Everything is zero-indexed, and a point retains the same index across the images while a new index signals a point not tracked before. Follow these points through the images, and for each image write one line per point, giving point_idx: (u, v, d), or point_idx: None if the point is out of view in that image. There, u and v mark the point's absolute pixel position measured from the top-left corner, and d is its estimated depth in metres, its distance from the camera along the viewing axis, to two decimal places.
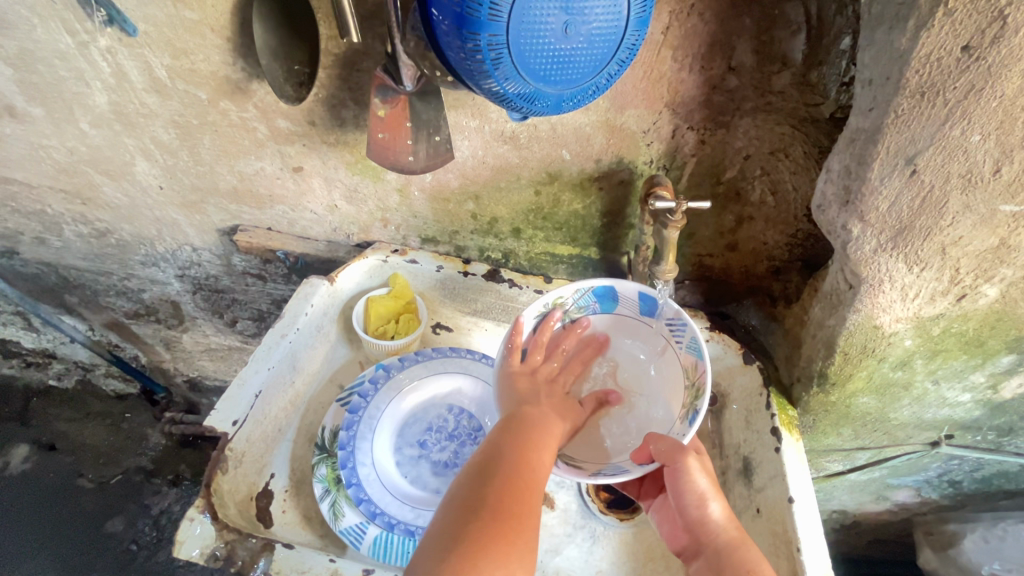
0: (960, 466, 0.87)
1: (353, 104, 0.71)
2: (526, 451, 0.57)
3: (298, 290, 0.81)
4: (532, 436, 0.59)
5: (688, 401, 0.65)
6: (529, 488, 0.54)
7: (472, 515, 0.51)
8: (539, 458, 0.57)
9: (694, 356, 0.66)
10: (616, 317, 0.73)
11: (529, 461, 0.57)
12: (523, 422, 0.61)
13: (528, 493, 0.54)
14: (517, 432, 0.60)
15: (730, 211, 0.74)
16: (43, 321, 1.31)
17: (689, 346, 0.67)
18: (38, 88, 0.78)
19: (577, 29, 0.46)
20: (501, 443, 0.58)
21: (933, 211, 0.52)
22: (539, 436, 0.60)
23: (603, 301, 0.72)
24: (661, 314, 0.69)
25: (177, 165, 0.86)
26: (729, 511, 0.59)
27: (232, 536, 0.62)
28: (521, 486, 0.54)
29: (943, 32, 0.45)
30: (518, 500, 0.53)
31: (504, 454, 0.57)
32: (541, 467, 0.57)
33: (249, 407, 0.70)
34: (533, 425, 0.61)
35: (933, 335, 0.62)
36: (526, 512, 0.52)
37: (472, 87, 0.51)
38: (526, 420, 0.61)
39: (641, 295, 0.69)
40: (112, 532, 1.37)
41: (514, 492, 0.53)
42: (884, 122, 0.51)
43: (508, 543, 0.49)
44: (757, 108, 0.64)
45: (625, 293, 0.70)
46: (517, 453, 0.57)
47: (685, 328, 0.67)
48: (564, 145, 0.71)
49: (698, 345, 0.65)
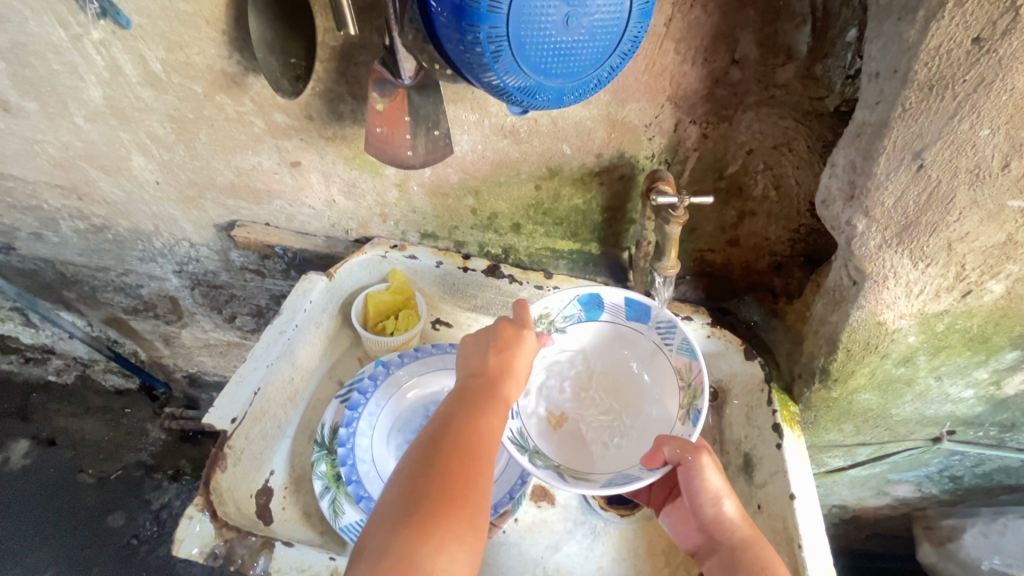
0: (961, 461, 0.87)
1: (351, 98, 0.70)
2: (479, 416, 0.55)
3: (296, 286, 0.79)
4: (489, 399, 0.57)
5: (684, 402, 0.66)
6: (481, 453, 0.52)
7: (421, 488, 0.49)
8: (495, 422, 0.55)
9: (687, 357, 0.67)
10: (604, 327, 0.73)
11: (481, 427, 0.54)
12: (477, 386, 0.58)
13: (481, 459, 0.52)
14: (471, 398, 0.57)
15: (732, 207, 0.73)
16: (41, 318, 1.30)
17: (681, 347, 0.68)
18: (32, 82, 0.77)
19: (579, 21, 0.46)
20: (453, 410, 0.56)
21: (939, 206, 0.51)
22: (493, 398, 0.58)
23: (587, 308, 0.72)
24: (651, 318, 0.70)
25: (174, 160, 0.85)
26: (743, 510, 0.60)
27: (232, 534, 0.61)
28: (472, 451, 0.52)
29: (954, 23, 0.44)
30: (470, 467, 0.51)
31: (456, 422, 0.54)
32: (493, 429, 0.55)
33: (247, 403, 0.68)
34: (492, 387, 0.59)
35: (937, 331, 0.62)
36: (478, 477, 0.51)
37: (471, 80, 0.50)
38: (484, 382, 0.59)
39: (628, 300, 0.70)
40: (113, 526, 1.37)
41: (466, 457, 0.51)
42: (891, 116, 0.50)
43: (461, 510, 0.48)
44: (760, 102, 0.63)
45: (611, 300, 0.71)
46: (470, 418, 0.55)
47: (675, 330, 0.68)
48: (565, 139, 0.70)
49: (691, 345, 0.66)
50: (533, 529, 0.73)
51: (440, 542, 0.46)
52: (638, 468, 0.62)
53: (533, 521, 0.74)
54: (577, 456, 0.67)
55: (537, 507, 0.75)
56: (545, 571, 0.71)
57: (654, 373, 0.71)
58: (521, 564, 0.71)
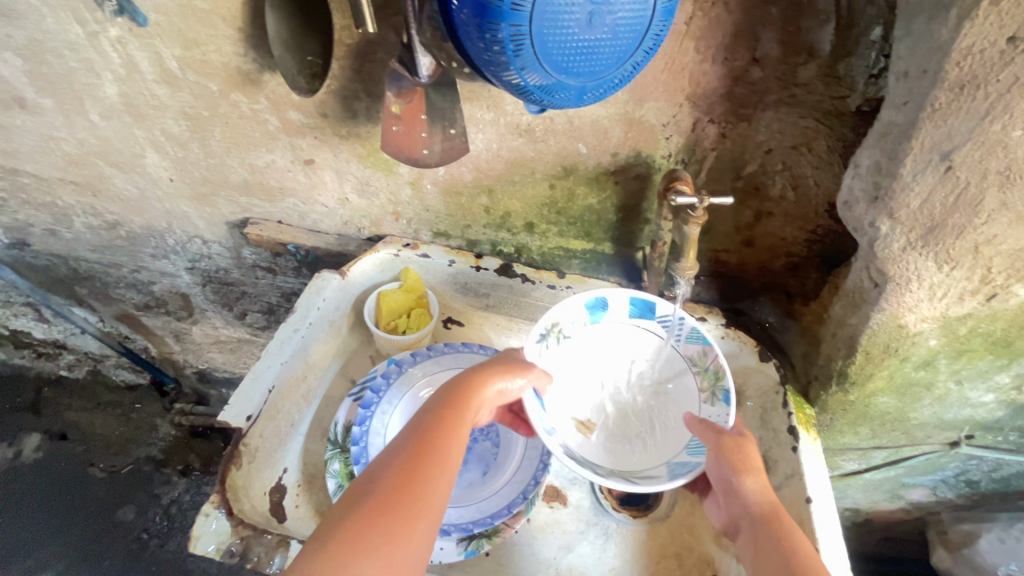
0: (978, 466, 0.86)
1: (366, 96, 0.70)
2: (440, 422, 0.54)
3: (309, 285, 0.80)
4: (455, 400, 0.56)
5: (705, 386, 0.67)
6: (430, 455, 0.52)
7: (364, 489, 0.50)
8: (455, 425, 0.54)
9: (699, 344, 0.68)
10: (607, 330, 0.72)
11: (425, 440, 0.53)
12: (448, 387, 0.58)
13: (429, 461, 0.51)
14: (427, 412, 0.56)
15: (749, 207, 0.72)
16: (54, 313, 1.31)
17: (691, 336, 0.69)
18: (48, 79, 0.77)
19: (602, 19, 0.45)
20: (405, 427, 0.55)
21: (967, 208, 0.51)
22: (460, 398, 0.56)
23: (593, 313, 0.71)
24: (655, 314, 0.70)
25: (188, 157, 0.86)
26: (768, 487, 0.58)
27: (248, 532, 0.61)
28: (421, 453, 0.52)
29: (987, 23, 0.43)
30: (413, 468, 0.51)
31: (416, 426, 0.55)
32: (438, 443, 0.53)
33: (262, 401, 0.69)
34: (462, 388, 0.57)
35: (959, 335, 0.61)
36: (421, 479, 0.50)
37: (492, 79, 0.50)
38: (456, 384, 0.58)
39: (633, 299, 0.70)
40: (123, 521, 1.39)
41: (399, 472, 0.50)
42: (920, 116, 0.49)
43: (394, 510, 0.48)
44: (780, 101, 0.62)
45: (617, 301, 0.70)
46: (429, 420, 0.55)
47: (682, 322, 0.69)
48: (581, 137, 0.70)
49: (701, 332, 0.68)
50: (546, 529, 0.73)
51: (348, 555, 0.45)
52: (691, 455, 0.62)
53: (545, 521, 0.74)
54: (619, 460, 0.65)
55: (550, 507, 0.75)
56: (558, 572, 0.70)
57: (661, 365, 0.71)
58: (534, 564, 0.71)
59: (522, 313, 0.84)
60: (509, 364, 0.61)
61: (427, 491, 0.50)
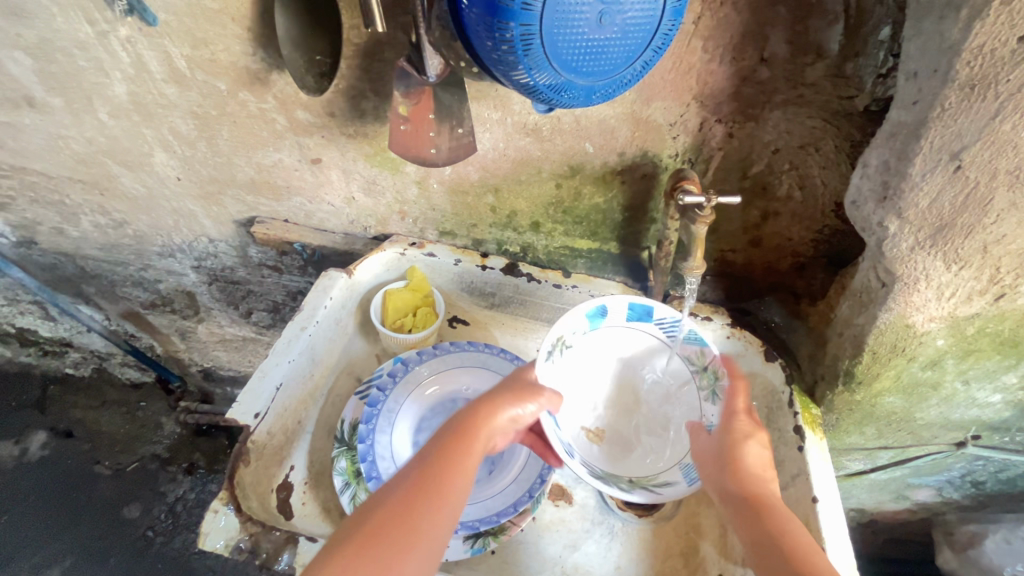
0: (985, 466, 0.86)
1: (374, 95, 0.70)
2: (449, 451, 0.54)
3: (316, 283, 0.79)
4: (464, 429, 0.56)
5: (705, 385, 0.68)
6: (434, 483, 0.51)
7: (366, 511, 0.50)
8: (462, 454, 0.54)
9: (697, 344, 0.68)
10: (607, 336, 0.72)
11: (433, 469, 0.52)
12: (462, 416, 0.58)
13: (433, 489, 0.51)
14: (438, 439, 0.56)
15: (755, 206, 0.72)
16: (61, 311, 1.31)
17: (688, 336, 0.69)
18: (58, 78, 0.77)
19: (612, 19, 0.45)
20: (416, 453, 0.55)
21: (977, 208, 0.51)
22: (470, 427, 0.56)
23: (594, 321, 0.70)
24: (652, 318, 0.70)
25: (195, 156, 0.86)
26: (753, 473, 0.58)
27: (256, 528, 0.61)
28: (424, 480, 0.52)
29: (999, 22, 0.43)
30: (416, 493, 0.51)
31: (424, 452, 0.55)
32: (446, 473, 0.52)
33: (270, 399, 0.69)
34: (474, 415, 0.57)
35: (967, 335, 0.61)
36: (422, 507, 0.50)
37: (501, 79, 0.50)
38: (468, 411, 0.58)
39: (633, 305, 0.70)
40: (129, 518, 1.39)
41: (404, 498, 0.50)
42: (929, 116, 0.49)
43: (392, 536, 0.48)
44: (788, 101, 0.63)
45: (617, 308, 0.70)
46: (437, 446, 0.55)
47: (678, 323, 0.69)
48: (588, 137, 0.70)
49: (698, 333, 0.68)
50: (551, 528, 0.74)
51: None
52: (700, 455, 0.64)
53: (550, 520, 0.74)
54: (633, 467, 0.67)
55: (555, 506, 0.75)
56: (564, 570, 0.71)
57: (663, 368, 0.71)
58: (540, 563, 0.71)
59: (529, 313, 0.85)
60: (524, 393, 0.61)
61: (429, 523, 0.49)
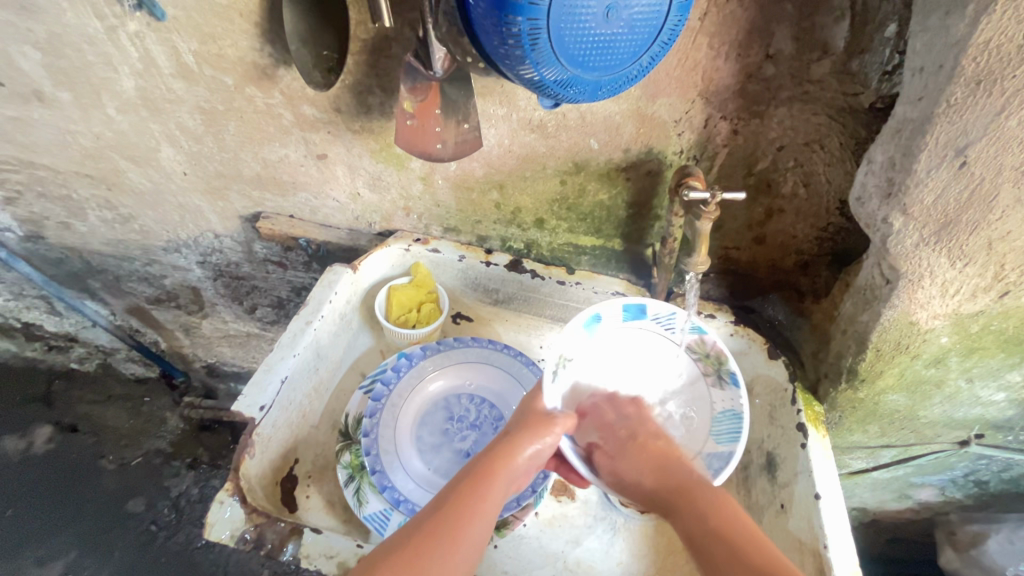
0: (988, 466, 0.86)
1: (380, 91, 0.71)
2: (473, 491, 0.56)
3: (321, 278, 0.80)
4: (485, 470, 0.58)
5: (710, 370, 0.70)
6: (453, 523, 0.53)
7: (388, 549, 0.52)
8: (481, 495, 0.56)
9: (695, 334, 0.71)
10: (608, 340, 0.72)
11: (456, 510, 0.54)
12: (487, 456, 0.60)
13: (450, 529, 0.53)
14: (462, 478, 0.58)
15: (760, 204, 0.72)
16: (67, 306, 1.32)
17: (685, 328, 0.71)
18: (67, 73, 0.78)
19: (619, 14, 0.45)
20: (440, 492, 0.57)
21: (981, 204, 0.51)
22: (492, 469, 0.58)
23: (593, 330, 0.71)
24: (647, 314, 0.71)
25: (202, 151, 0.86)
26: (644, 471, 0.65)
27: (262, 519, 0.61)
28: (446, 518, 0.53)
29: (1006, 18, 0.43)
30: (434, 533, 0.52)
31: (445, 493, 0.56)
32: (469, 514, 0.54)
33: (276, 393, 0.69)
34: (494, 456, 0.59)
35: (971, 332, 0.61)
36: (438, 545, 0.52)
37: (508, 74, 0.51)
38: (491, 452, 0.60)
39: (627, 307, 0.71)
40: (133, 512, 1.40)
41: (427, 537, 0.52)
42: (935, 112, 0.49)
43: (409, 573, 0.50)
44: (793, 98, 0.63)
45: (613, 312, 0.71)
46: (458, 486, 0.57)
47: (674, 317, 0.71)
48: (593, 134, 0.70)
49: (694, 322, 0.70)
50: (553, 523, 0.74)
51: None
52: (720, 444, 0.67)
53: (553, 515, 0.75)
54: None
55: (558, 502, 0.76)
56: (566, 565, 0.71)
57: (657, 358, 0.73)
58: (542, 558, 0.71)
59: (531, 309, 0.85)
60: (544, 428, 0.62)
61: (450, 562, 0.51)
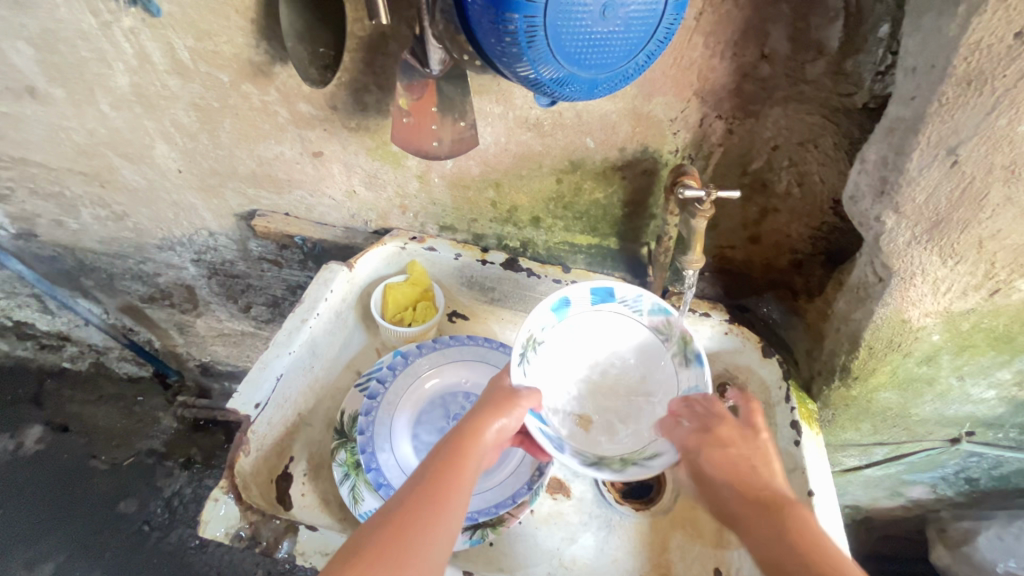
0: (978, 463, 0.87)
1: (376, 88, 0.71)
2: (450, 463, 0.56)
3: (317, 276, 0.80)
4: (455, 448, 0.57)
5: (677, 351, 0.69)
6: (433, 499, 0.52)
7: (374, 525, 0.51)
8: (456, 472, 0.55)
9: (662, 315, 0.70)
10: (578, 325, 0.71)
11: (437, 481, 0.54)
12: (458, 430, 0.59)
13: (429, 506, 0.52)
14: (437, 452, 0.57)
15: (755, 202, 0.73)
16: (59, 304, 1.31)
17: (652, 310, 0.70)
18: (60, 69, 0.78)
19: (615, 12, 0.46)
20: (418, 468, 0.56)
21: (972, 203, 0.51)
22: (466, 441, 0.58)
23: (561, 313, 0.70)
24: (615, 297, 0.70)
25: (197, 148, 0.86)
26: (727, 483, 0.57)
27: (257, 517, 0.61)
28: (428, 490, 0.53)
29: (996, 18, 0.44)
30: (418, 504, 0.52)
31: (422, 470, 0.56)
32: (451, 484, 0.54)
33: (271, 390, 0.69)
34: (463, 432, 0.59)
35: (961, 330, 0.62)
36: (419, 522, 0.51)
37: (505, 71, 0.51)
38: (462, 426, 0.60)
39: (595, 289, 0.70)
40: (126, 512, 1.39)
41: (414, 508, 0.52)
42: (927, 111, 0.50)
43: (391, 553, 0.48)
44: (788, 98, 0.63)
45: (580, 294, 0.70)
46: (435, 461, 0.56)
47: (641, 298, 0.70)
48: (589, 133, 0.71)
49: (660, 303, 0.69)
50: (549, 521, 0.74)
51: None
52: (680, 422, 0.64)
53: (549, 513, 0.75)
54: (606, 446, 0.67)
55: (553, 499, 0.76)
56: (562, 563, 0.71)
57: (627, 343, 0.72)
58: (537, 555, 0.71)
59: (527, 307, 0.85)
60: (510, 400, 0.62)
61: (440, 530, 0.51)
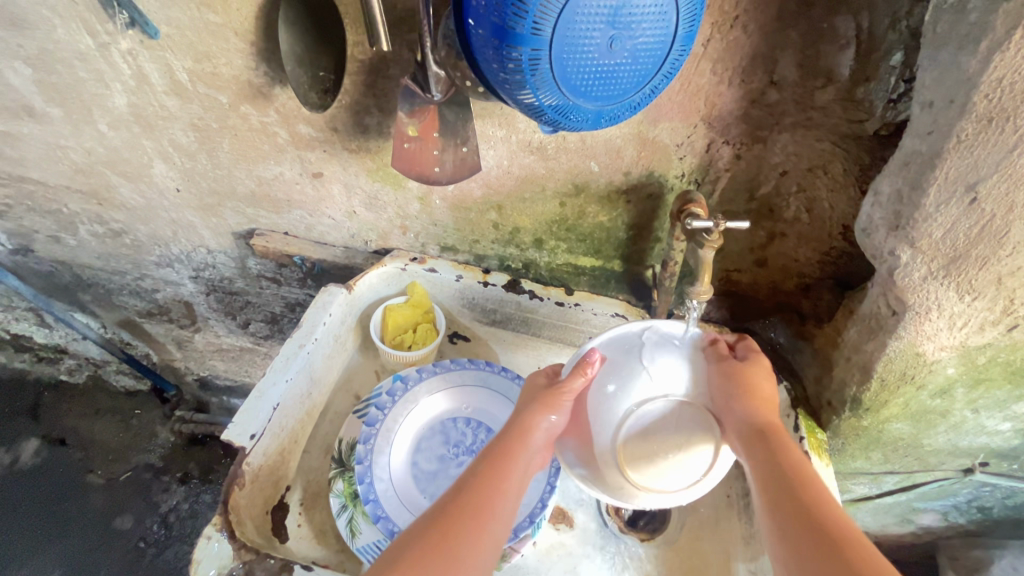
0: (992, 493, 0.85)
1: (377, 111, 0.69)
2: (491, 470, 0.56)
3: (315, 299, 0.78)
4: (499, 455, 0.58)
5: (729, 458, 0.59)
6: (475, 506, 0.53)
7: (419, 527, 0.52)
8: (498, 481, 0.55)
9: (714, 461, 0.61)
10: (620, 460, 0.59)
11: (480, 487, 0.54)
12: (500, 434, 0.60)
13: (472, 510, 0.52)
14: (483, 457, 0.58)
15: (762, 227, 0.72)
16: (56, 319, 1.29)
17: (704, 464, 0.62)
18: (57, 88, 0.76)
19: (623, 44, 0.44)
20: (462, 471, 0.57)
21: (991, 239, 0.50)
22: (508, 448, 0.58)
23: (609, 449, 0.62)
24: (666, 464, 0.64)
25: (196, 168, 0.85)
26: (767, 408, 0.58)
27: (251, 556, 0.60)
28: (470, 498, 0.53)
29: (1018, 56, 0.42)
30: (459, 512, 0.52)
31: (465, 476, 0.56)
32: (493, 490, 0.54)
33: (267, 419, 0.68)
34: (507, 437, 0.59)
35: (977, 364, 0.60)
36: (462, 530, 0.51)
37: (507, 100, 0.50)
38: (505, 433, 0.60)
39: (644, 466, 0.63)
40: (121, 529, 1.37)
41: (458, 512, 0.52)
42: (944, 147, 0.49)
43: (436, 559, 0.48)
44: (796, 124, 0.62)
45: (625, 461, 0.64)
46: (479, 466, 0.57)
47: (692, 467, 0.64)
48: (593, 156, 0.69)
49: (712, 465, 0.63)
50: (551, 553, 0.72)
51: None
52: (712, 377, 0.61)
53: (551, 544, 0.72)
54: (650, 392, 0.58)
55: (556, 529, 0.74)
56: None
57: (686, 477, 0.56)
58: None
59: (530, 330, 0.84)
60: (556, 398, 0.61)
61: (482, 535, 0.51)
